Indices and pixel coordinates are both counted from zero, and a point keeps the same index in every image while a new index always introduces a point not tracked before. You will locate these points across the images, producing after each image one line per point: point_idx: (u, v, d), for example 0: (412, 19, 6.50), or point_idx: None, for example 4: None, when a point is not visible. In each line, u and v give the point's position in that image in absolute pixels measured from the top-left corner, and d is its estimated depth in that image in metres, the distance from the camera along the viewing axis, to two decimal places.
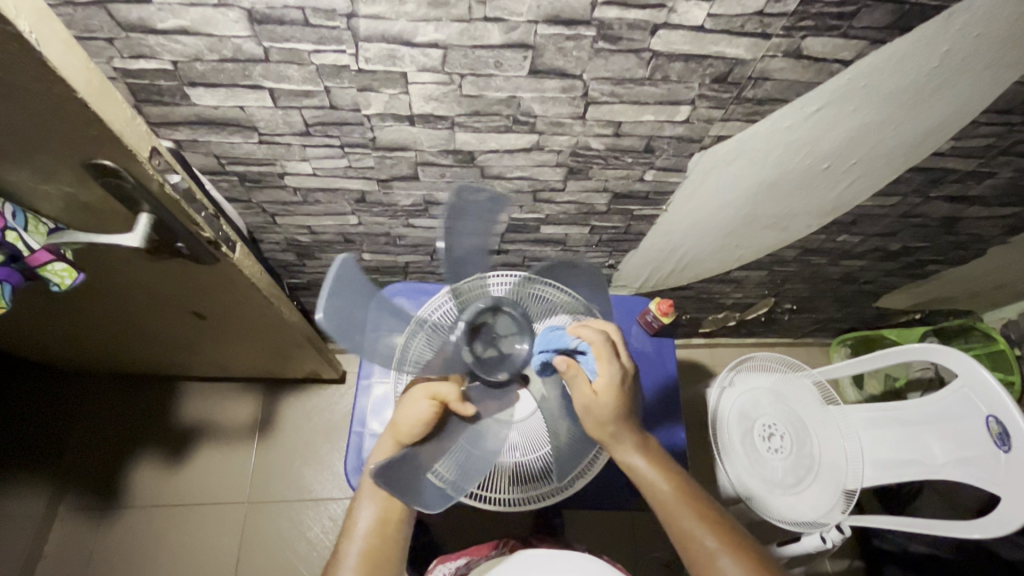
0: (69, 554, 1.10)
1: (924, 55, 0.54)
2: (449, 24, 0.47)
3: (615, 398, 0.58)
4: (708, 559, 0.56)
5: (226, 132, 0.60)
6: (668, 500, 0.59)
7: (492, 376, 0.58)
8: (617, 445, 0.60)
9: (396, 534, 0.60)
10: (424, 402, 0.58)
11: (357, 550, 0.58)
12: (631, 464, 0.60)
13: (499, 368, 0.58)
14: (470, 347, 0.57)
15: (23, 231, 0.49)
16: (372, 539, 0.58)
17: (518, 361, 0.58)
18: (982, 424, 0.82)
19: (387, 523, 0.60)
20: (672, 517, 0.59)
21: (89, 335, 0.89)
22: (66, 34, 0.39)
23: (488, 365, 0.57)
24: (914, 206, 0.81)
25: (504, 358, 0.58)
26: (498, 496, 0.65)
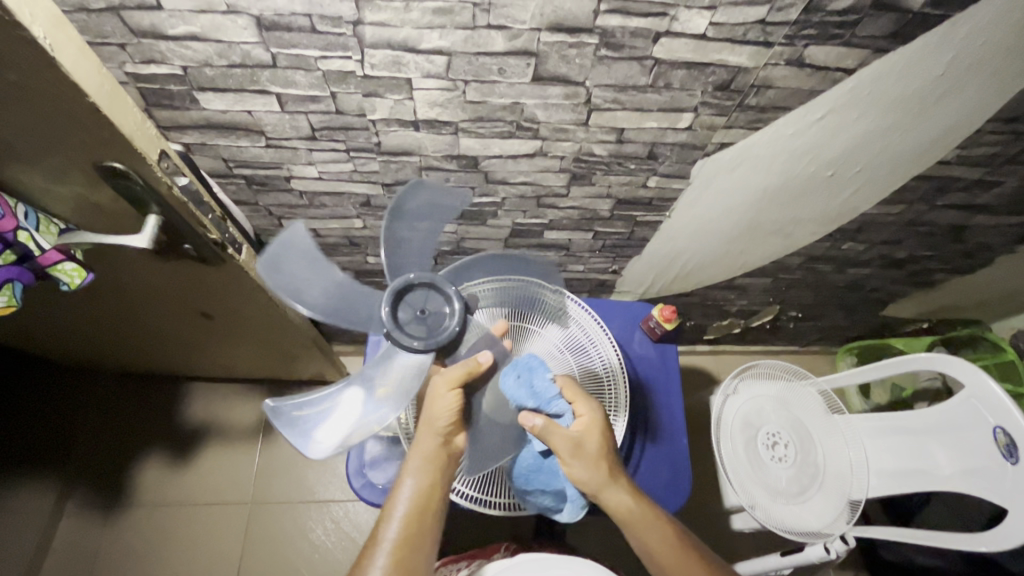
0: (75, 551, 1.11)
1: (929, 63, 0.54)
2: (453, 31, 0.47)
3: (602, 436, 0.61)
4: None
5: (234, 136, 0.61)
6: (663, 546, 0.61)
7: (429, 340, 0.58)
8: (611, 491, 0.60)
9: (428, 528, 0.56)
10: (449, 393, 0.58)
11: (397, 532, 0.55)
12: (624, 508, 0.61)
13: (437, 330, 0.58)
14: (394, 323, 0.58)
15: (34, 231, 0.50)
16: (407, 527, 0.55)
17: (452, 323, 0.59)
18: (989, 434, 0.81)
19: (425, 508, 0.57)
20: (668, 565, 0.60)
21: (98, 334, 0.90)
22: (80, 40, 0.40)
23: (409, 334, 0.58)
24: (920, 214, 0.81)
25: (438, 323, 0.59)
26: (500, 500, 0.68)
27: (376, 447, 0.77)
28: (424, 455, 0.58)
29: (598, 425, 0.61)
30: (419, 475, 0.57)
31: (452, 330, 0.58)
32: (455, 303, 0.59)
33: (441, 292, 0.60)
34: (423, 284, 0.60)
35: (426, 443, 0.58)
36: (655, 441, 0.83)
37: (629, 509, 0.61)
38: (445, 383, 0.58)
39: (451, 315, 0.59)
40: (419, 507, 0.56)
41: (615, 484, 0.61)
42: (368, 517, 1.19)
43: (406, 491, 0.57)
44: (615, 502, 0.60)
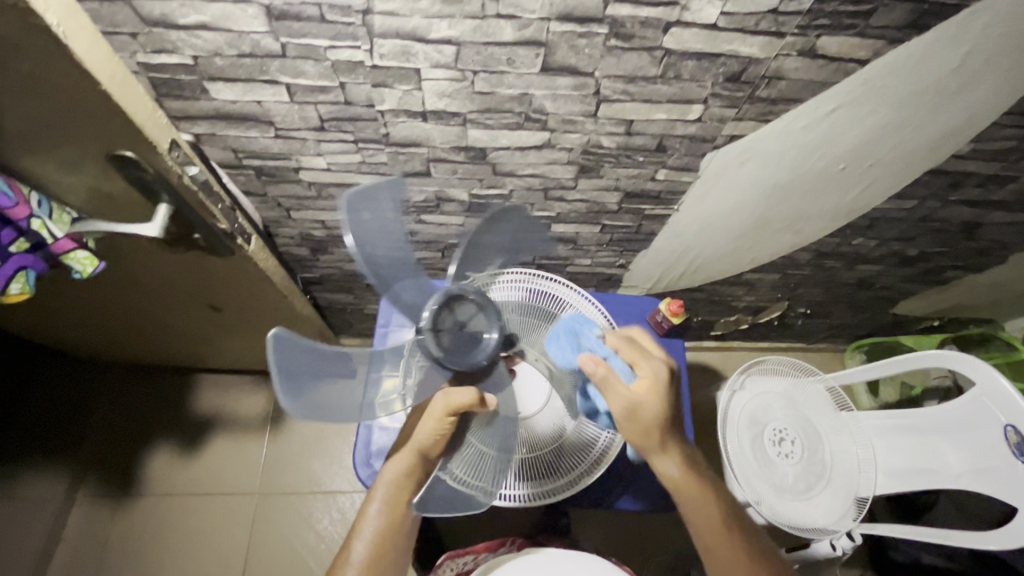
0: (85, 538, 1.13)
1: (944, 55, 0.53)
2: (463, 21, 0.47)
3: (659, 402, 0.59)
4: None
5: (244, 127, 0.61)
6: (707, 522, 0.61)
7: (455, 360, 0.58)
8: (661, 458, 0.60)
9: (395, 545, 0.61)
10: (442, 421, 0.59)
11: (362, 551, 0.59)
12: (671, 476, 0.61)
13: (467, 353, 0.59)
14: (437, 337, 0.58)
15: (48, 220, 0.51)
16: (375, 544, 0.59)
17: (486, 351, 0.60)
18: (1000, 434, 0.80)
19: (395, 524, 0.61)
20: (709, 541, 0.61)
21: (110, 324, 0.91)
22: (92, 29, 0.40)
23: (453, 348, 0.59)
24: (933, 210, 0.80)
25: (472, 346, 0.59)
26: (517, 493, 0.67)
27: (384, 438, 0.77)
28: (395, 479, 0.61)
29: (657, 390, 0.59)
30: (391, 496, 0.61)
31: (481, 361, 0.59)
32: (495, 335, 0.60)
33: (487, 317, 0.60)
34: (477, 301, 0.60)
35: (400, 466, 0.61)
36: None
37: (676, 479, 0.61)
38: (444, 405, 0.58)
39: (487, 344, 0.60)
40: (387, 526, 0.60)
41: (667, 453, 0.60)
42: None
43: (377, 507, 0.61)
44: (665, 468, 0.60)
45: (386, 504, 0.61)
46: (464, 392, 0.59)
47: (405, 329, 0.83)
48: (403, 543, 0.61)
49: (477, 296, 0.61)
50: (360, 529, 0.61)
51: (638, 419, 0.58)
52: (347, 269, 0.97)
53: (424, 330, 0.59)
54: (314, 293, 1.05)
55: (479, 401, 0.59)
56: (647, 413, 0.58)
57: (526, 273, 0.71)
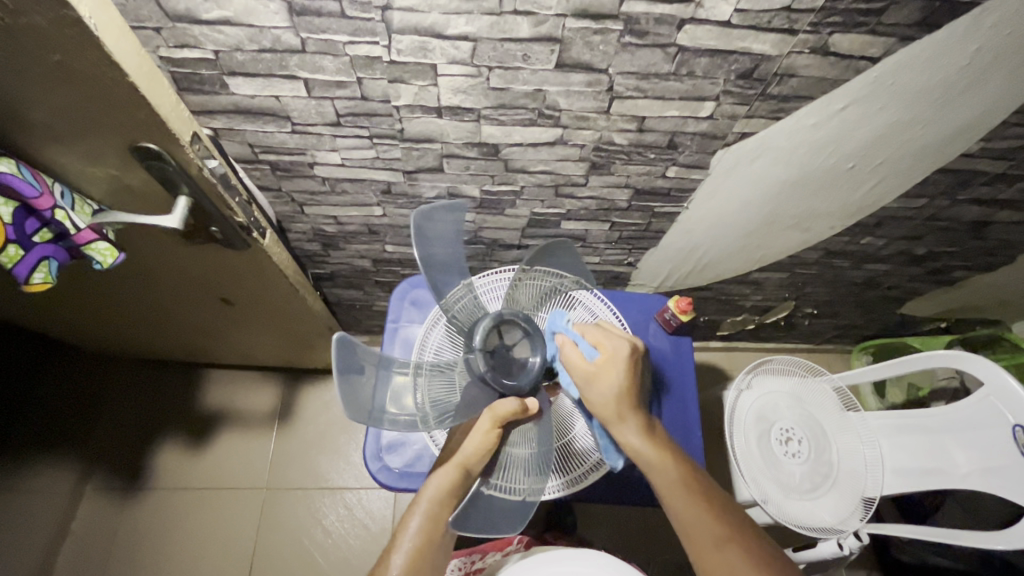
0: (95, 531, 1.14)
1: (955, 53, 0.54)
2: (480, 17, 0.48)
3: (621, 372, 0.60)
4: (713, 549, 0.55)
5: (261, 122, 0.62)
6: (672, 489, 0.58)
7: (504, 382, 0.61)
8: (621, 426, 0.60)
9: (432, 561, 0.58)
10: (490, 433, 0.60)
11: (401, 565, 0.57)
12: (633, 446, 0.60)
13: (514, 375, 0.62)
14: (487, 358, 0.61)
15: (70, 211, 0.52)
16: (412, 559, 0.57)
17: (530, 375, 0.63)
18: (1008, 433, 0.80)
19: (431, 541, 0.59)
20: (677, 509, 0.58)
21: (124, 317, 0.92)
22: (122, 22, 0.41)
23: (501, 368, 0.61)
24: (942, 209, 0.80)
25: (519, 369, 0.62)
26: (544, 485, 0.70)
27: (393, 432, 0.78)
28: (439, 492, 0.60)
29: (617, 361, 0.61)
30: (434, 509, 0.60)
31: (528, 384, 0.62)
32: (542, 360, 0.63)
33: (533, 341, 0.63)
34: (525, 328, 0.63)
35: (445, 480, 0.60)
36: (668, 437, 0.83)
37: (638, 447, 0.60)
38: (490, 418, 0.60)
39: (532, 368, 0.63)
40: (426, 540, 0.58)
41: (627, 421, 0.60)
42: (381, 506, 1.20)
43: (417, 521, 0.59)
44: (628, 438, 0.60)
45: (428, 518, 0.59)
46: (511, 401, 0.61)
47: (415, 325, 0.84)
48: (439, 559, 0.59)
49: (526, 323, 0.64)
50: (399, 544, 0.58)
51: (600, 388, 0.60)
52: (358, 266, 0.98)
53: (476, 348, 0.61)
54: (324, 289, 1.06)
55: (523, 408, 0.61)
56: (608, 382, 0.60)
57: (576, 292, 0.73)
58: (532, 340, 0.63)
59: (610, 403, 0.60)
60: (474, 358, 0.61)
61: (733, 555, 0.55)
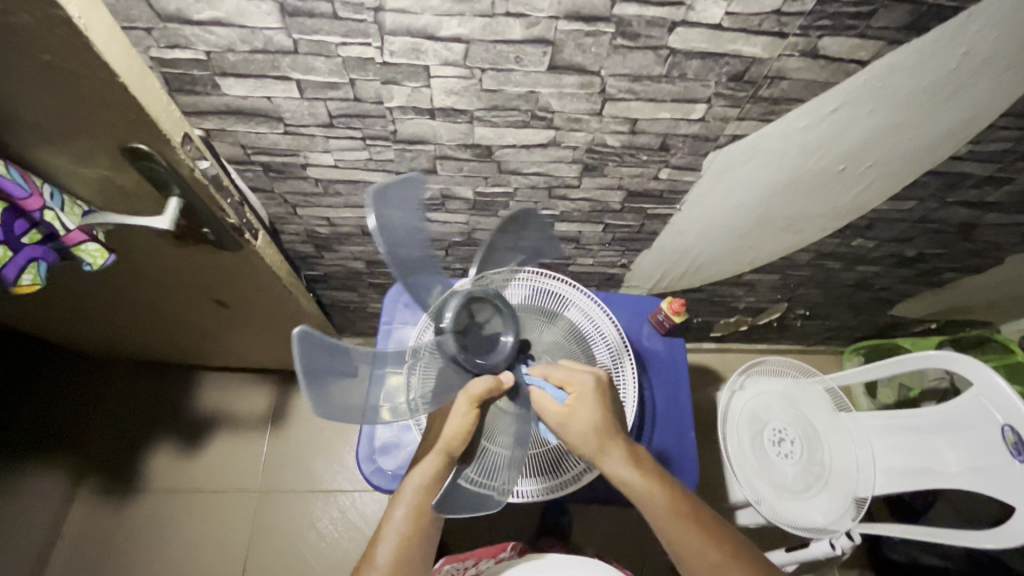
0: (85, 536, 1.13)
1: (943, 56, 0.55)
2: (472, 19, 0.48)
3: (592, 408, 0.60)
4: (708, 569, 0.57)
5: (253, 123, 0.62)
6: (664, 515, 0.58)
7: (476, 361, 0.60)
8: (607, 458, 0.60)
9: (418, 548, 0.59)
10: (468, 412, 0.60)
11: (387, 553, 0.58)
12: (621, 476, 0.59)
13: (486, 353, 0.61)
14: (456, 338, 0.60)
15: (59, 212, 0.52)
16: (399, 547, 0.58)
17: (503, 352, 0.62)
18: (997, 434, 0.81)
19: (418, 529, 0.59)
20: (670, 533, 0.58)
21: (114, 319, 0.91)
22: (112, 23, 0.41)
23: (473, 347, 0.60)
24: (931, 211, 0.81)
25: (491, 348, 0.62)
26: (523, 489, 0.67)
27: (386, 434, 0.78)
28: (424, 481, 0.60)
29: (586, 399, 0.60)
30: (418, 498, 0.60)
31: (501, 362, 0.62)
32: (514, 337, 0.63)
33: (504, 320, 0.63)
34: (495, 305, 0.63)
35: (430, 469, 0.61)
36: (659, 437, 0.83)
37: (626, 478, 0.59)
38: (466, 400, 0.59)
39: (504, 346, 0.62)
40: (412, 529, 0.59)
41: (613, 452, 0.59)
42: (374, 509, 1.20)
43: (403, 509, 0.60)
44: (614, 468, 0.59)
45: (413, 506, 0.60)
46: (485, 377, 0.60)
47: (408, 326, 0.84)
48: (426, 546, 0.60)
49: (495, 300, 0.63)
50: (385, 532, 0.59)
51: (575, 430, 0.60)
52: (351, 268, 0.97)
53: (444, 329, 0.60)
54: (317, 291, 1.06)
55: (499, 384, 0.61)
56: (583, 421, 0.60)
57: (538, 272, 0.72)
58: (501, 318, 0.63)
59: (590, 437, 0.60)
60: (442, 339, 0.60)
61: None
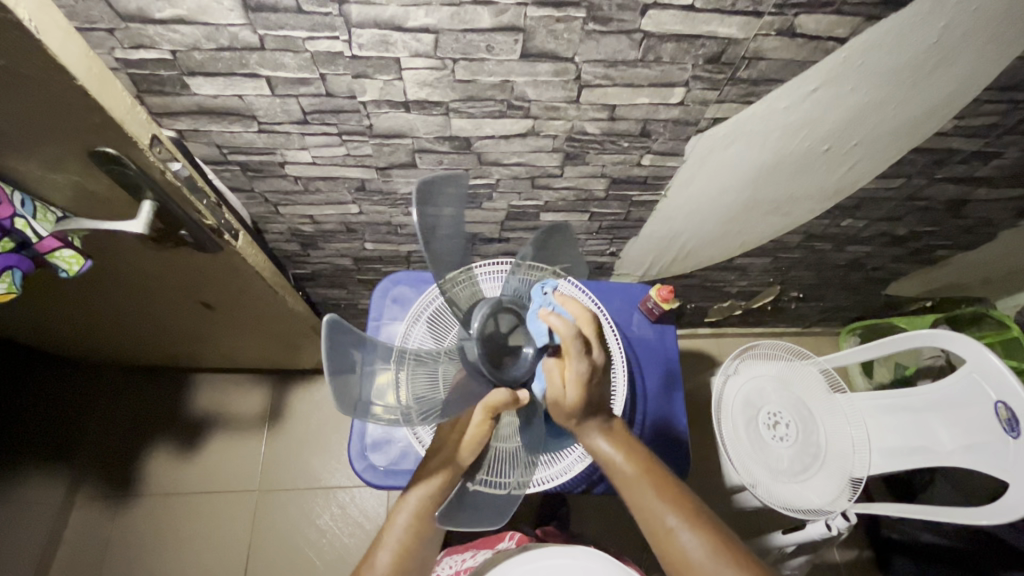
0: (87, 539, 1.13)
1: (923, 30, 0.54)
2: (439, 8, 0.47)
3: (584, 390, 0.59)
4: (667, 536, 0.56)
5: (227, 122, 0.61)
6: (630, 481, 0.60)
7: (497, 370, 0.60)
8: (585, 432, 0.62)
9: (417, 557, 0.60)
10: (481, 421, 0.59)
11: (387, 562, 0.58)
12: (597, 446, 0.62)
13: (507, 364, 0.61)
14: (481, 346, 0.60)
15: (32, 219, 0.51)
16: (398, 555, 0.58)
17: (525, 364, 0.62)
18: (991, 410, 0.81)
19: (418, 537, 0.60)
20: (636, 500, 0.59)
21: (101, 324, 0.91)
22: (66, 24, 0.40)
23: (495, 358, 0.61)
24: (920, 188, 0.80)
25: (512, 359, 0.62)
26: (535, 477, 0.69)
27: (377, 430, 0.78)
28: (431, 492, 0.60)
29: (579, 381, 0.58)
30: (421, 508, 0.60)
31: (521, 375, 0.61)
32: (536, 350, 0.63)
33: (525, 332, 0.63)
34: (520, 316, 0.63)
35: (437, 480, 0.60)
36: (652, 426, 0.83)
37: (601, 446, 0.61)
38: (481, 409, 0.58)
39: (525, 359, 0.62)
40: (412, 537, 0.59)
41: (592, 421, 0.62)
42: (374, 504, 1.20)
43: (403, 518, 0.59)
44: (591, 441, 0.62)
45: (416, 517, 0.59)
46: (500, 390, 0.59)
47: (397, 321, 0.83)
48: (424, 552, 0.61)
49: (520, 311, 0.63)
50: (385, 539, 0.59)
51: (565, 406, 0.60)
52: (339, 265, 0.97)
53: (472, 334, 0.60)
54: (306, 289, 1.05)
55: (514, 399, 0.60)
56: (573, 397, 0.59)
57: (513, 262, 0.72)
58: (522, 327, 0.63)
59: (576, 413, 0.61)
60: (469, 345, 0.60)
61: (687, 541, 0.55)
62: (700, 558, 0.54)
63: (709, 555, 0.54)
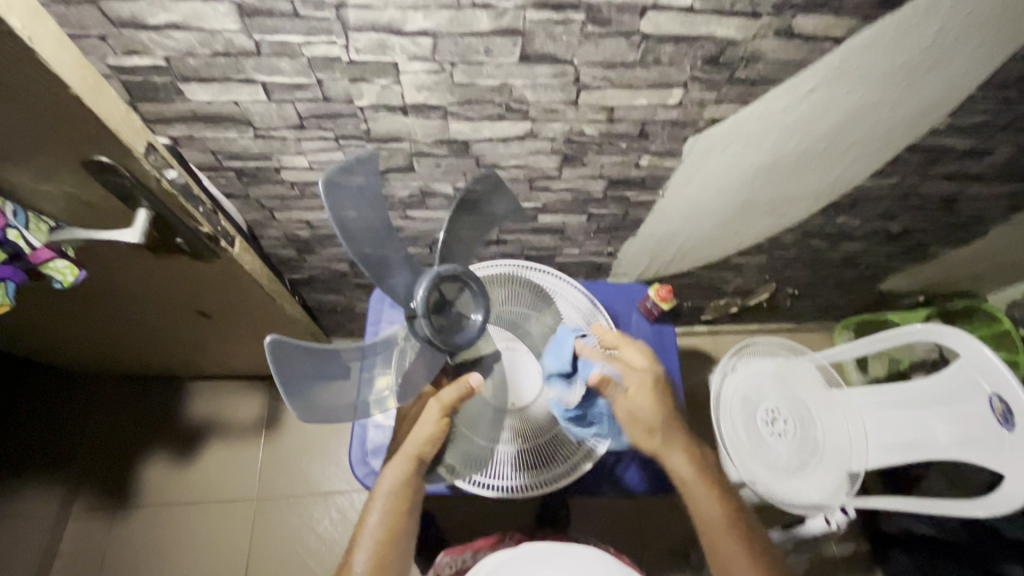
0: (83, 551, 1.12)
1: (918, 30, 0.54)
2: (438, 12, 0.47)
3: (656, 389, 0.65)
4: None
5: (222, 128, 0.60)
6: (713, 519, 0.60)
7: (448, 340, 0.53)
8: (672, 454, 0.63)
9: (397, 558, 0.56)
10: (437, 419, 0.60)
11: (365, 562, 0.54)
12: (682, 473, 0.62)
13: (459, 334, 0.54)
14: (428, 320, 0.53)
15: (24, 230, 0.50)
16: (377, 554, 0.55)
17: (476, 331, 0.55)
18: (985, 404, 0.81)
19: (395, 532, 0.57)
20: (715, 539, 0.59)
21: (94, 334, 0.90)
22: (59, 31, 0.40)
23: (445, 334, 0.53)
24: (913, 185, 0.81)
25: (460, 328, 0.55)
26: (500, 483, 0.66)
27: (378, 436, 0.77)
28: (394, 487, 0.59)
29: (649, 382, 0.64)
30: (390, 505, 0.58)
31: (473, 340, 0.54)
32: (485, 316, 0.55)
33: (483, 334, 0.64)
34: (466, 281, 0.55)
35: (399, 474, 0.59)
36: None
37: (685, 477, 0.62)
38: (438, 408, 0.61)
39: (474, 325, 0.55)
40: (390, 532, 0.56)
41: (674, 447, 0.63)
42: None
43: (377, 513, 0.57)
44: (677, 464, 0.62)
45: (389, 512, 0.58)
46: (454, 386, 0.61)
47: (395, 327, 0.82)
48: (404, 552, 0.57)
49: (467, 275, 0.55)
50: (360, 540, 0.56)
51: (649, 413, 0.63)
52: (334, 269, 0.96)
53: (417, 312, 0.53)
54: (302, 294, 1.04)
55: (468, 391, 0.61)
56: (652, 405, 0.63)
57: (513, 264, 0.73)
58: (472, 292, 0.55)
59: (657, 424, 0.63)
60: (417, 323, 0.53)
61: None
62: None
63: None
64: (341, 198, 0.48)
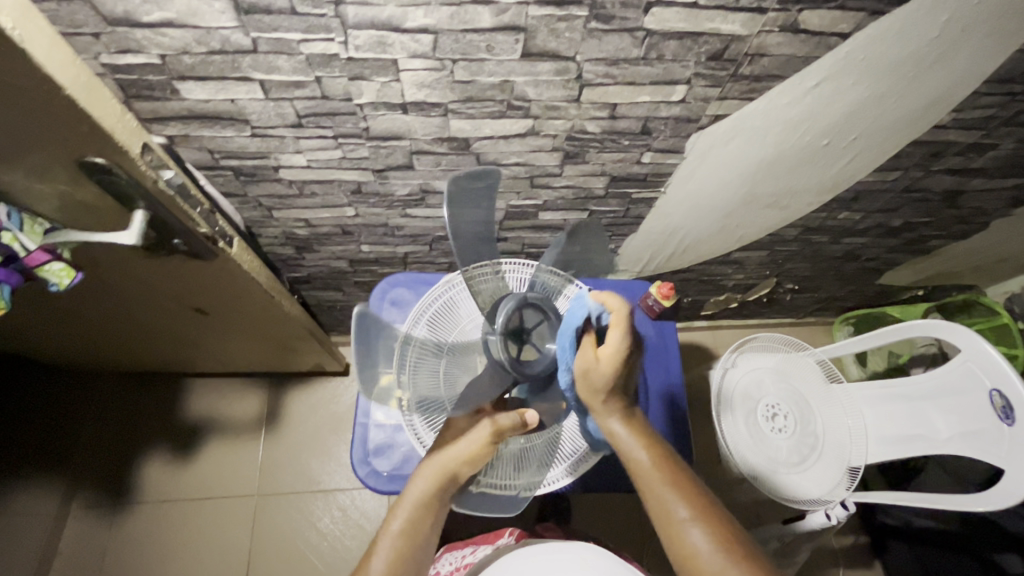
0: (83, 550, 1.11)
1: (925, 25, 0.53)
2: (439, 8, 0.46)
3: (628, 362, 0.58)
4: (679, 529, 0.54)
5: (219, 126, 0.59)
6: (641, 469, 0.57)
7: (524, 367, 0.56)
8: (605, 414, 0.58)
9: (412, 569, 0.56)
10: (483, 440, 0.58)
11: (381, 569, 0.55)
12: (614, 431, 0.58)
13: (534, 362, 0.57)
14: (507, 346, 0.56)
15: (18, 232, 0.49)
16: (393, 566, 0.55)
17: (551, 363, 0.58)
18: (986, 398, 0.81)
19: (413, 546, 0.57)
20: (650, 487, 0.56)
21: (91, 334, 0.89)
22: (50, 29, 0.39)
23: (523, 362, 0.56)
24: (917, 180, 0.80)
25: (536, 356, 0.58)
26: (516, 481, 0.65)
27: (380, 436, 0.77)
28: (422, 499, 0.58)
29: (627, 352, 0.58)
30: (416, 516, 0.58)
31: (546, 370, 0.57)
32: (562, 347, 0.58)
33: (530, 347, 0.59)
34: (548, 312, 0.59)
35: (431, 483, 0.59)
36: (653, 410, 0.84)
37: (618, 431, 0.58)
38: (487, 430, 0.58)
39: (549, 356, 0.58)
40: (407, 545, 0.57)
41: (611, 406, 0.58)
42: (374, 504, 1.19)
43: (398, 525, 0.58)
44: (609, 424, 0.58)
45: (411, 522, 0.57)
46: (510, 414, 0.58)
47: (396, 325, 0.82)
48: (419, 568, 0.57)
49: (549, 306, 0.60)
50: (378, 548, 0.56)
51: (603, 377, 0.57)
52: (334, 267, 0.95)
53: (496, 331, 0.57)
54: (301, 292, 1.04)
55: (522, 422, 0.59)
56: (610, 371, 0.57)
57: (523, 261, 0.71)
58: (554, 327, 0.59)
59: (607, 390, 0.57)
60: (494, 341, 0.57)
61: (699, 536, 0.53)
62: (709, 557, 0.52)
63: (719, 551, 0.52)
64: (461, 197, 0.55)
